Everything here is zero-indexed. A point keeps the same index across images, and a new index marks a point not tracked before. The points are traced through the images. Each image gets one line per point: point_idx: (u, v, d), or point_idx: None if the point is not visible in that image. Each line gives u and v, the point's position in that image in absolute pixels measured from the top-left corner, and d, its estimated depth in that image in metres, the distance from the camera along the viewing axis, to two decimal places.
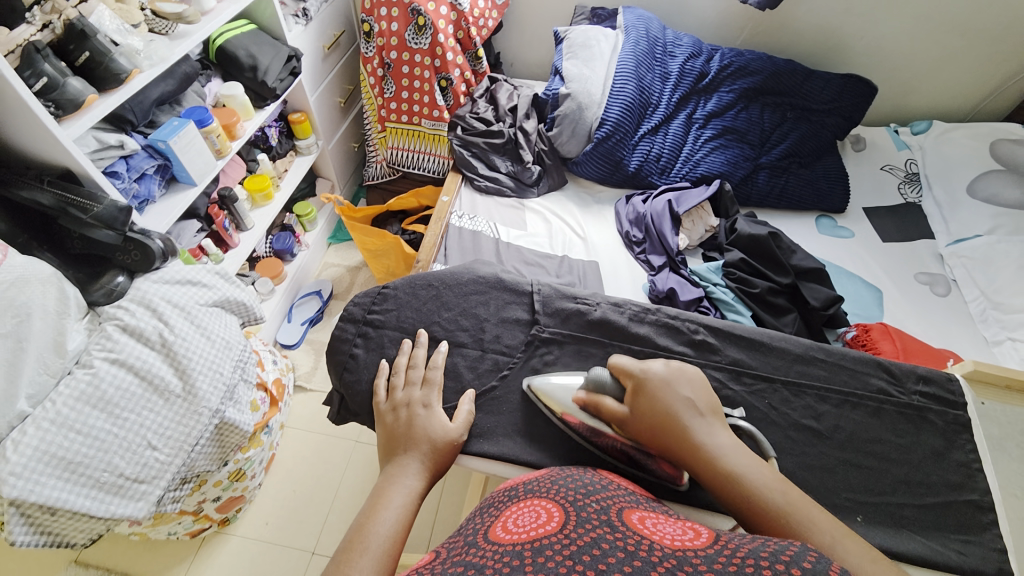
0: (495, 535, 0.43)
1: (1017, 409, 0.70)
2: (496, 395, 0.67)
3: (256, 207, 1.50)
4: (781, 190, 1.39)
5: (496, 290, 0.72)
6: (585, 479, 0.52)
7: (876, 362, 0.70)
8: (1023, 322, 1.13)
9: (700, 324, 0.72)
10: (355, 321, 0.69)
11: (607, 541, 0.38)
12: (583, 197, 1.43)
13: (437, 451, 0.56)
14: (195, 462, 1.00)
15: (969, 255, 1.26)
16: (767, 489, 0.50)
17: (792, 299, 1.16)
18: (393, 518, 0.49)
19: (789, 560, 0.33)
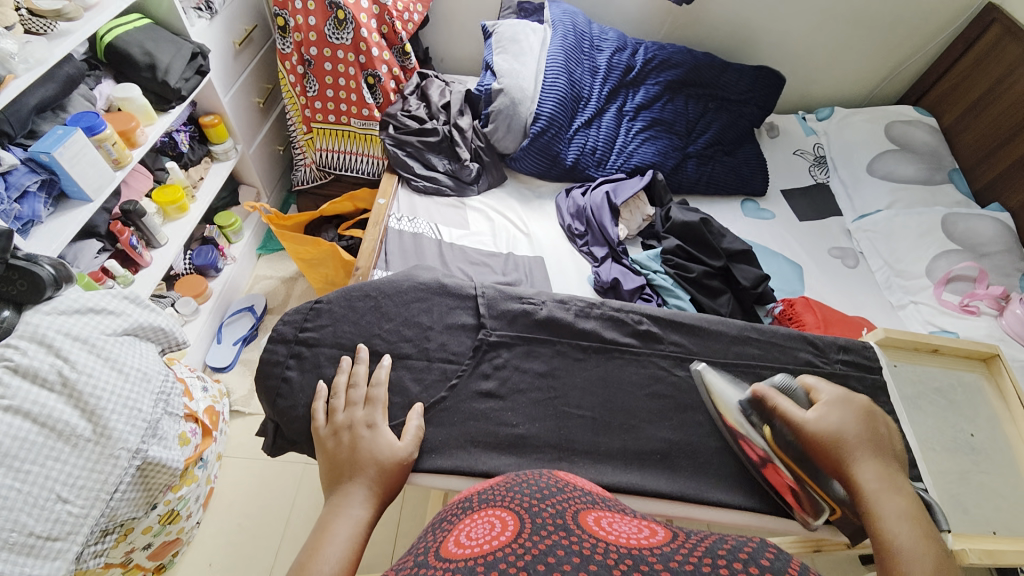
0: (446, 550, 0.40)
1: (921, 367, 0.79)
2: (446, 406, 0.64)
3: (169, 220, 1.36)
4: (709, 177, 1.47)
5: (439, 295, 0.70)
6: (540, 483, 0.50)
7: (802, 337, 0.75)
8: (922, 286, 1.27)
9: (643, 314, 0.73)
10: (286, 341, 0.64)
11: (563, 547, 0.38)
12: (523, 192, 1.43)
13: (384, 473, 0.53)
14: (118, 510, 0.89)
15: (872, 229, 1.39)
16: (913, 539, 0.52)
17: (725, 281, 1.22)
18: (338, 552, 0.45)
19: (745, 557, 0.35)
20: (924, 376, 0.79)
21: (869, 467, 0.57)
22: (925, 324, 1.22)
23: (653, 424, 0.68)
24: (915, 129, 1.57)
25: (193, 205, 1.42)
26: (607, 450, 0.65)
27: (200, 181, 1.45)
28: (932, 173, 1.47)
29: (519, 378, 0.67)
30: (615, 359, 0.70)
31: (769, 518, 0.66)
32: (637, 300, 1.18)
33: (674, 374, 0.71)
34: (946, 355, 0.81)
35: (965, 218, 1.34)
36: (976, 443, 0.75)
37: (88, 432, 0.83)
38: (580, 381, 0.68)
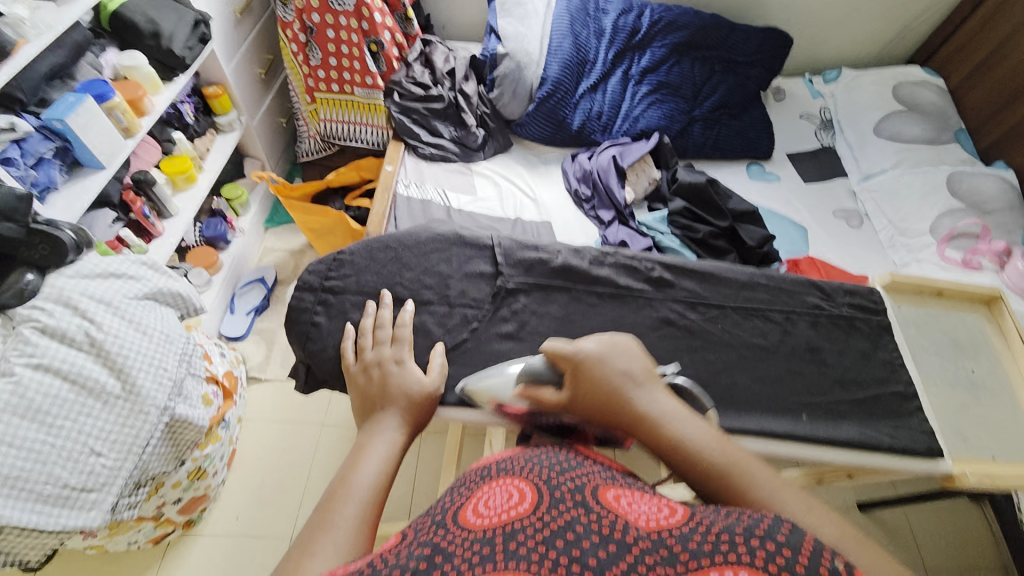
0: (462, 518, 0.43)
1: (926, 310, 0.81)
2: (468, 347, 0.67)
3: (178, 191, 1.37)
4: (715, 140, 1.47)
5: (457, 245, 0.72)
6: (561, 458, 0.50)
7: (809, 282, 0.77)
8: (924, 244, 1.29)
9: (655, 261, 0.75)
10: (313, 289, 0.66)
11: (581, 524, 0.39)
12: (530, 158, 1.43)
13: (414, 404, 0.55)
14: (148, 465, 0.94)
15: (877, 189, 1.40)
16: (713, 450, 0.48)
17: (731, 241, 1.24)
18: (375, 468, 0.48)
19: (762, 534, 0.36)
20: (927, 318, 0.81)
21: (650, 397, 0.53)
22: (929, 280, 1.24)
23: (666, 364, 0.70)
24: (924, 89, 1.56)
25: (201, 175, 1.42)
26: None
27: (207, 151, 1.45)
28: (938, 133, 1.47)
29: (538, 322, 0.70)
30: (630, 304, 0.72)
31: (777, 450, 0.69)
32: None
33: (687, 317, 0.72)
34: (949, 298, 0.84)
35: (970, 176, 1.34)
36: (977, 378, 0.78)
37: (117, 391, 0.86)
38: (597, 324, 0.70)
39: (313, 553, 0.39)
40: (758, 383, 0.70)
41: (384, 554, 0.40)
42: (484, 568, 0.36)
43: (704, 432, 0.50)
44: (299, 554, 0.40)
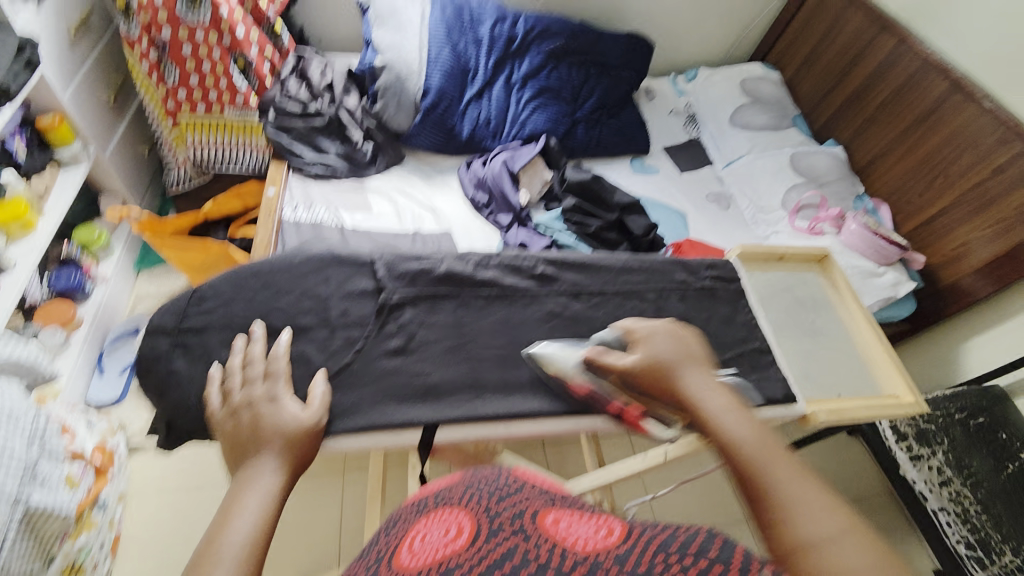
0: (400, 559, 0.48)
1: (772, 273, 0.93)
2: (354, 369, 0.65)
3: (12, 242, 1.17)
4: (598, 139, 1.57)
5: (335, 264, 0.69)
6: (499, 481, 0.58)
7: (675, 261, 0.85)
8: (778, 217, 1.48)
9: (538, 258, 0.78)
10: (169, 332, 0.62)
11: (518, 555, 0.45)
12: (424, 169, 1.41)
13: (292, 441, 0.52)
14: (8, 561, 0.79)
15: (738, 173, 1.59)
16: (739, 424, 0.56)
17: (621, 232, 1.33)
18: (249, 523, 0.44)
19: (696, 550, 0.41)
20: (774, 279, 0.93)
21: (692, 378, 0.61)
22: None
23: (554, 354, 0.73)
24: (764, 83, 1.78)
25: (43, 221, 1.22)
26: (516, 381, 0.70)
27: (47, 192, 1.25)
28: (780, 120, 1.69)
29: (425, 331, 0.69)
30: (518, 302, 0.74)
31: None
32: None
33: (572, 307, 0.76)
34: (790, 260, 0.95)
35: (808, 155, 1.56)
36: (818, 326, 0.90)
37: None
38: (486, 326, 0.72)
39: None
40: None
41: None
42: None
43: (745, 416, 0.57)
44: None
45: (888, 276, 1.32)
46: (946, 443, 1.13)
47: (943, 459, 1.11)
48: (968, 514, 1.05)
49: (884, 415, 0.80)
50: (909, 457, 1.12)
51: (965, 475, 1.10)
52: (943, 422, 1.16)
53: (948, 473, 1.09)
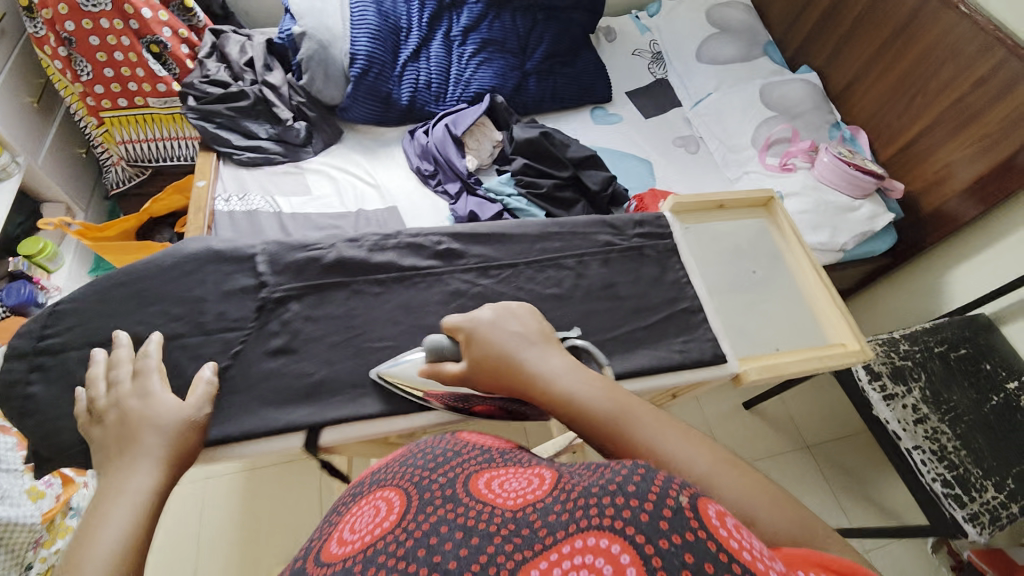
0: (326, 554, 0.34)
1: (712, 224, 0.85)
2: (233, 375, 0.61)
3: None
4: (552, 92, 1.47)
5: (212, 263, 0.65)
6: (434, 447, 0.43)
7: (602, 221, 0.79)
8: (750, 156, 1.38)
9: (442, 234, 0.74)
10: (24, 355, 0.58)
11: (445, 524, 0.33)
12: (367, 144, 1.33)
13: (172, 438, 0.51)
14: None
15: (706, 114, 1.49)
16: (601, 401, 0.47)
17: (579, 190, 1.25)
18: (118, 530, 0.44)
19: (637, 492, 0.30)
20: (712, 231, 0.85)
21: (545, 356, 0.52)
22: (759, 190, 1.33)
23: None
24: (733, 10, 1.62)
25: None
26: None
27: None
28: (749, 50, 1.55)
29: (311, 327, 0.65)
30: (418, 285, 0.70)
31: None
32: None
33: (480, 284, 0.71)
34: (732, 208, 0.87)
35: (779, 86, 1.44)
36: (759, 277, 0.82)
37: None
38: (382, 313, 0.67)
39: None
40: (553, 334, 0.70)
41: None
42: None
43: (590, 379, 0.49)
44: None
45: (864, 210, 1.24)
46: (923, 379, 1.09)
47: (919, 397, 1.07)
48: (948, 452, 1.02)
49: (828, 366, 0.73)
50: (883, 397, 1.07)
51: (943, 410, 1.06)
52: (921, 357, 1.12)
53: (925, 411, 1.06)
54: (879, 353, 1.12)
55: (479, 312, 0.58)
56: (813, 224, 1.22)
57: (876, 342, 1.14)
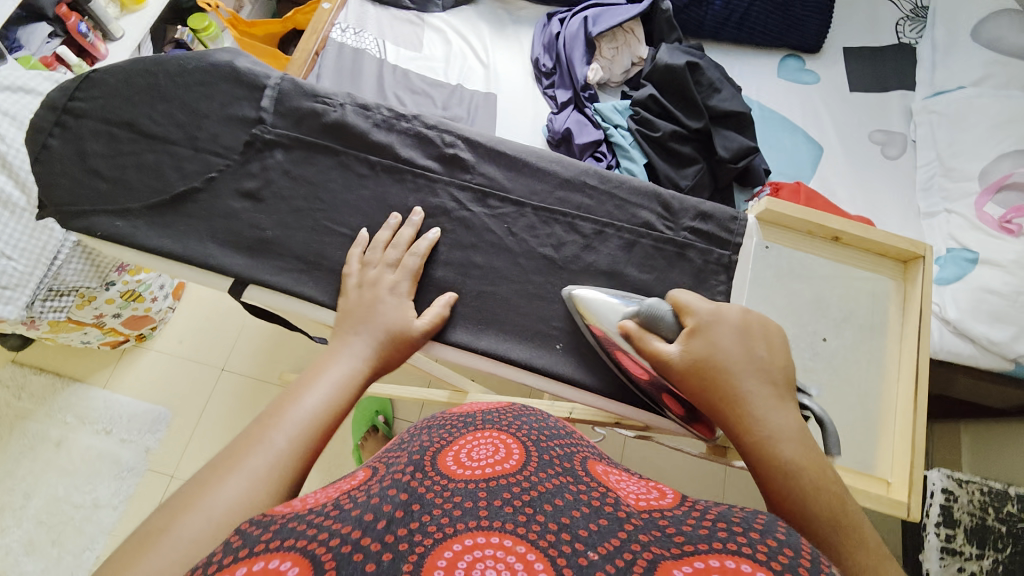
0: (443, 462, 0.36)
1: (808, 257, 0.61)
2: (198, 201, 0.58)
3: (126, 13, 1.31)
4: (742, 17, 1.15)
5: (228, 81, 0.59)
6: (549, 422, 0.44)
7: (654, 194, 0.61)
8: (968, 191, 0.99)
9: (459, 135, 0.61)
10: (55, 109, 0.58)
11: (569, 493, 0.33)
12: (498, 15, 1.20)
13: (392, 341, 0.52)
14: (64, 276, 0.97)
15: (941, 110, 1.07)
16: (817, 490, 0.39)
17: (703, 149, 1.01)
18: (318, 402, 0.44)
19: (760, 528, 0.30)
20: (804, 265, 0.61)
21: (772, 403, 0.43)
22: (945, 239, 0.98)
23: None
24: None
25: None
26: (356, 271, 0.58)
27: None
28: None
29: (287, 184, 0.58)
30: (405, 183, 0.60)
31: (560, 386, 0.58)
32: (589, 158, 1.01)
33: (468, 210, 0.60)
34: (850, 249, 0.61)
35: None
36: (823, 350, 0.60)
37: (26, 203, 0.92)
38: (353, 199, 0.59)
39: (225, 477, 0.37)
40: (522, 298, 0.59)
41: (254, 522, 0.30)
42: (464, 525, 0.30)
43: (817, 458, 0.41)
44: (206, 480, 0.37)
45: None
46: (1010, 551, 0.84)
47: (986, 567, 0.84)
48: None
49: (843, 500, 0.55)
50: (941, 546, 0.86)
51: None
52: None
53: None
54: (970, 501, 0.86)
55: (726, 307, 0.49)
56: (991, 314, 0.88)
57: (979, 487, 0.86)
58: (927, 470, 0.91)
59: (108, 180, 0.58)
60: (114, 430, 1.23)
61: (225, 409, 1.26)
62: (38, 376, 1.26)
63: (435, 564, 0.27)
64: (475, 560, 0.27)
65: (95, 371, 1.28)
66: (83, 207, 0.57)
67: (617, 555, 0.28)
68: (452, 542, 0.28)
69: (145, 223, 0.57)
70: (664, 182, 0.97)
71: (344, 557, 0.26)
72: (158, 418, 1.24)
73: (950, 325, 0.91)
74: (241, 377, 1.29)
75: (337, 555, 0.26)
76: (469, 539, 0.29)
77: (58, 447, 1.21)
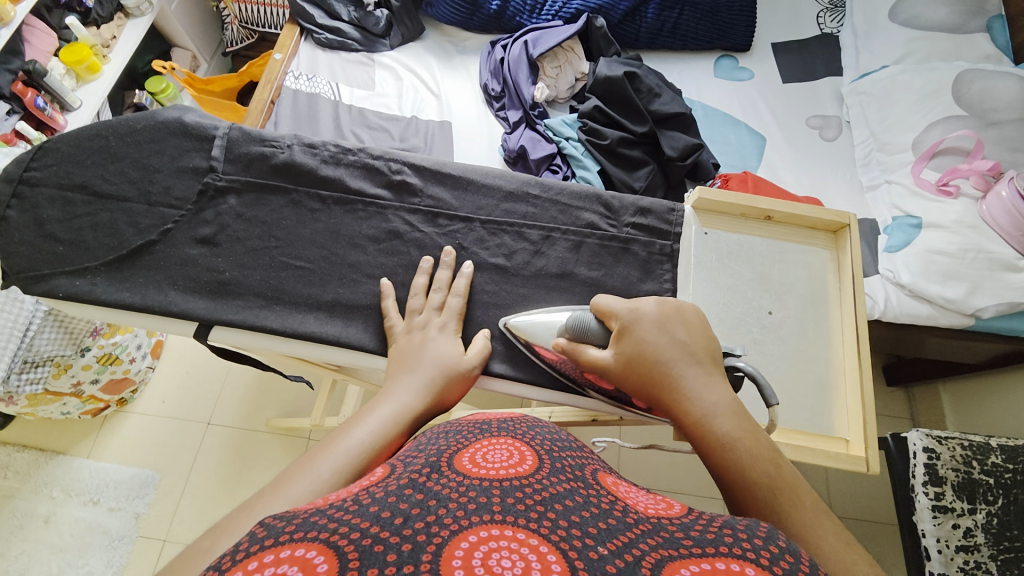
0: (459, 463, 0.35)
1: (746, 236, 0.65)
2: (156, 252, 0.59)
3: (83, 83, 1.33)
4: (673, 25, 1.22)
5: (177, 136, 0.62)
6: (560, 433, 0.44)
7: (595, 196, 0.64)
8: (904, 162, 1.04)
9: (405, 162, 0.64)
10: (10, 180, 0.60)
11: (579, 498, 0.33)
12: (445, 47, 1.26)
13: (447, 374, 0.52)
14: (38, 346, 0.96)
15: (868, 91, 1.13)
16: (754, 458, 0.42)
17: (652, 151, 1.06)
18: (371, 435, 0.43)
19: (764, 533, 0.30)
20: (743, 245, 0.64)
21: (699, 385, 0.46)
22: (889, 209, 1.04)
23: (374, 280, 0.60)
24: None
25: (109, 67, 1.36)
26: (315, 301, 0.59)
27: (113, 40, 1.37)
28: (966, 19, 1.11)
29: (241, 227, 0.60)
30: (356, 212, 0.62)
31: (529, 389, 0.60)
32: (545, 172, 1.05)
33: (420, 231, 0.63)
34: (783, 226, 0.66)
35: (985, 77, 1.03)
36: (771, 322, 0.63)
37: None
38: (307, 233, 0.61)
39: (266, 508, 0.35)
40: (481, 308, 0.61)
41: (278, 516, 0.29)
42: (479, 519, 0.29)
43: (750, 427, 0.44)
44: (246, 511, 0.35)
45: None
46: (999, 502, 0.86)
47: (980, 522, 0.86)
48: None
49: (805, 461, 0.58)
50: (934, 508, 0.87)
51: (1002, 548, 0.84)
52: (1009, 480, 0.87)
53: (978, 540, 0.85)
54: (953, 457, 0.88)
55: (642, 302, 0.51)
56: (943, 273, 0.92)
57: (959, 442, 0.89)
58: (906, 433, 0.92)
59: (65, 243, 0.59)
60: (101, 500, 1.20)
61: (216, 463, 1.24)
62: (22, 452, 1.23)
63: (453, 555, 0.26)
64: (491, 551, 0.27)
65: (76, 442, 1.25)
66: (42, 271, 0.58)
67: (626, 551, 0.28)
68: (468, 534, 0.28)
69: (104, 280, 0.58)
70: (619, 186, 1.01)
71: (367, 548, 0.26)
72: (147, 481, 1.21)
73: (905, 289, 0.95)
74: (228, 429, 1.27)
75: (360, 546, 0.26)
76: (483, 532, 0.28)
77: (44, 525, 1.17)
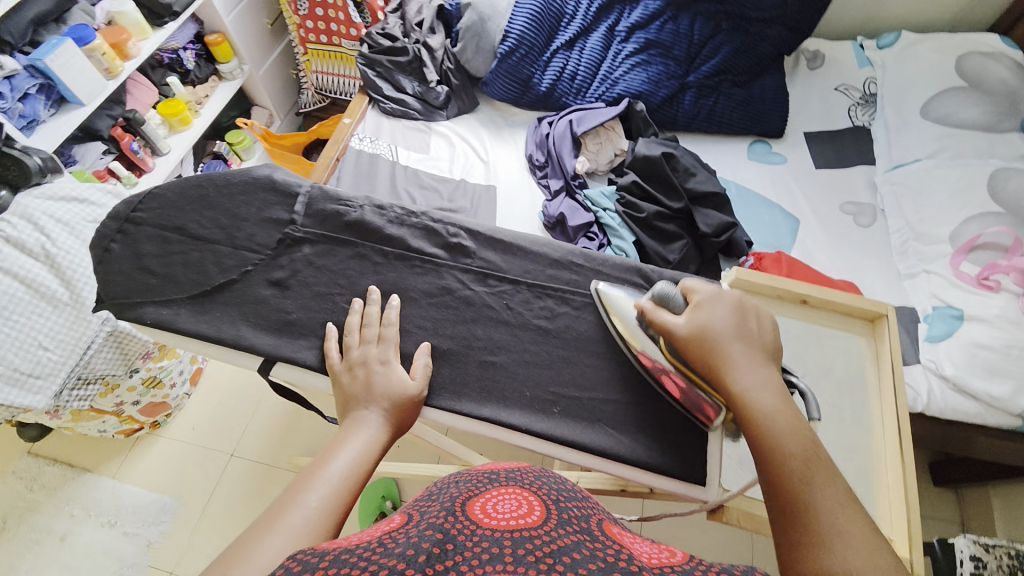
0: (470, 510, 0.36)
1: (783, 318, 0.66)
2: (233, 290, 0.65)
3: (174, 132, 1.50)
4: (709, 111, 1.31)
5: (265, 190, 0.70)
6: (566, 483, 0.45)
7: (635, 269, 0.68)
8: (943, 253, 1.05)
9: (461, 227, 0.70)
10: (118, 219, 0.68)
11: (585, 548, 0.33)
12: (495, 120, 1.38)
13: (397, 406, 0.55)
14: (94, 364, 0.99)
15: (902, 181, 1.16)
16: (789, 434, 0.49)
17: (686, 225, 1.11)
18: (344, 465, 0.47)
19: None
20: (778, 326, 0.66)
21: (750, 364, 0.53)
22: (929, 299, 1.03)
23: (423, 330, 0.64)
24: (995, 64, 1.24)
25: (199, 120, 1.55)
26: None
27: (205, 98, 1.55)
28: (999, 120, 1.16)
29: (310, 273, 0.66)
30: (414, 267, 0.68)
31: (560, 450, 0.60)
32: (581, 239, 1.11)
33: (470, 289, 0.67)
34: (819, 310, 0.67)
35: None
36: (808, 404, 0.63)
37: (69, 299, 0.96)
38: (369, 283, 0.66)
39: (264, 538, 0.38)
40: (522, 366, 0.64)
41: (305, 553, 0.31)
42: (491, 567, 0.30)
43: (796, 413, 0.50)
44: (243, 549, 0.37)
45: None
46: None
47: None
48: None
49: None
50: None
51: None
52: None
53: None
54: (999, 568, 0.80)
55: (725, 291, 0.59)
56: (988, 369, 0.90)
57: (1007, 551, 0.81)
58: (953, 538, 0.86)
59: (158, 275, 0.66)
60: (118, 522, 1.21)
61: (235, 497, 1.24)
62: (58, 463, 1.27)
63: None
64: None
65: (106, 460, 1.28)
66: (133, 299, 0.65)
67: None
68: None
69: (186, 311, 0.64)
70: (654, 257, 1.05)
71: None
72: (166, 508, 1.23)
73: (949, 382, 0.93)
74: (251, 463, 1.29)
75: None
76: None
77: (59, 543, 1.18)
